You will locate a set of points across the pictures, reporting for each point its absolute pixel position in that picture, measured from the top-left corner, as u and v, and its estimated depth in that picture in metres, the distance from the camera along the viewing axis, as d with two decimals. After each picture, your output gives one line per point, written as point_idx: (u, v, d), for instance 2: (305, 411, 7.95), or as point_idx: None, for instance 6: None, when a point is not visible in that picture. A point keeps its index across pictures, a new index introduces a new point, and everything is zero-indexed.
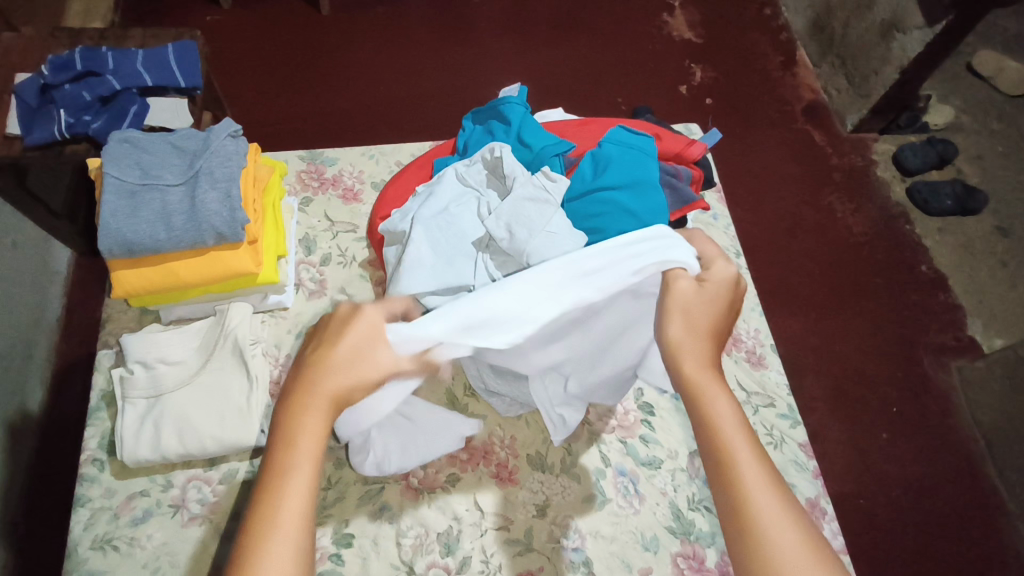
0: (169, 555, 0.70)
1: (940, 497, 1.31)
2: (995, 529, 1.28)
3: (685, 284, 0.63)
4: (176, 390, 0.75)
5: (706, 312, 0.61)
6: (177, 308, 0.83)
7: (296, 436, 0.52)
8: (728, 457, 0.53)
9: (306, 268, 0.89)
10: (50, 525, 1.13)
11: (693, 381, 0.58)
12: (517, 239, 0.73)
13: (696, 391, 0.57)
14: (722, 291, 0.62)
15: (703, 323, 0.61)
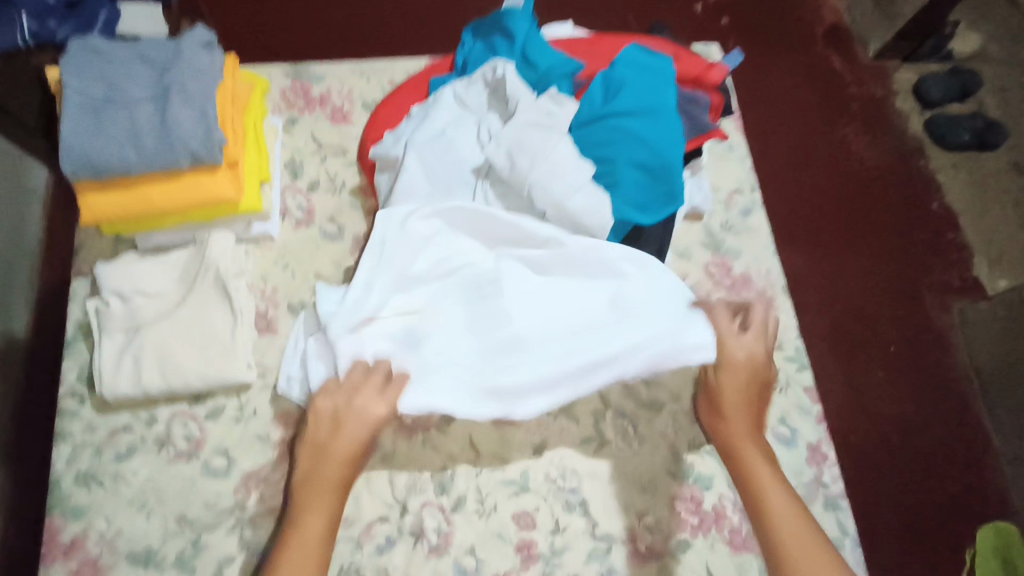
0: (156, 491, 0.69)
1: (930, 435, 1.32)
2: (980, 467, 1.30)
3: (734, 354, 0.71)
4: (155, 323, 0.71)
5: (745, 378, 0.71)
6: (154, 235, 0.76)
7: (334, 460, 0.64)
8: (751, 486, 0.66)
9: (291, 196, 0.82)
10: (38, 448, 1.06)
11: (743, 429, 0.69)
12: (519, 168, 0.69)
13: (744, 435, 0.69)
14: (760, 375, 0.71)
15: (742, 392, 0.70)
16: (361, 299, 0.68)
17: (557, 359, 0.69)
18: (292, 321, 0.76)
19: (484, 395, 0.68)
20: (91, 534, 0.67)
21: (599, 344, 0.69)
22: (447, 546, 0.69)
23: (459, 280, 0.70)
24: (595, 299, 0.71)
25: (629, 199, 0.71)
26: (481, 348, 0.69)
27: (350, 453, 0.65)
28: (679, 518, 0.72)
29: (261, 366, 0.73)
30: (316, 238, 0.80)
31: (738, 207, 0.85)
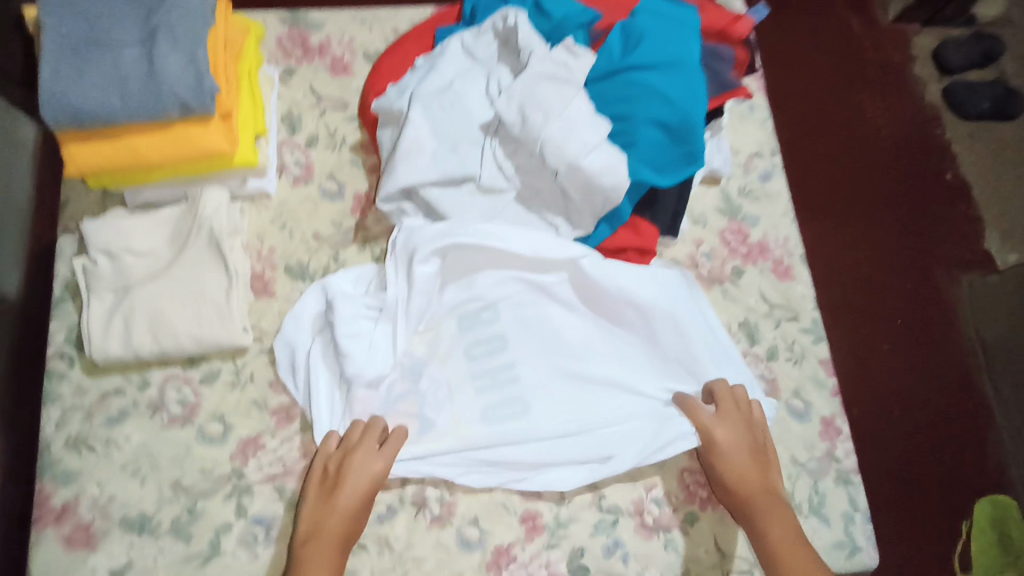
0: (149, 456, 0.66)
1: (933, 408, 1.28)
2: (982, 442, 1.27)
3: (717, 425, 0.68)
4: (146, 283, 0.67)
5: (741, 444, 0.67)
6: (144, 191, 0.72)
7: (322, 542, 0.61)
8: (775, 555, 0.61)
9: (289, 151, 0.78)
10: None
11: (753, 494, 0.65)
12: (531, 124, 0.65)
13: (759, 501, 0.64)
14: (753, 441, 0.68)
15: (742, 459, 0.66)
16: (368, 351, 0.67)
17: (559, 431, 0.69)
18: (290, 283, 0.72)
19: (477, 466, 0.68)
20: (82, 500, 0.65)
21: (598, 427, 0.70)
22: (449, 516, 0.67)
23: (464, 316, 0.72)
24: (593, 383, 0.72)
25: (647, 160, 0.66)
26: (484, 416, 0.69)
27: (339, 535, 0.61)
28: (687, 491, 0.70)
29: (258, 329, 0.71)
30: (314, 196, 0.76)
31: (757, 171, 0.81)
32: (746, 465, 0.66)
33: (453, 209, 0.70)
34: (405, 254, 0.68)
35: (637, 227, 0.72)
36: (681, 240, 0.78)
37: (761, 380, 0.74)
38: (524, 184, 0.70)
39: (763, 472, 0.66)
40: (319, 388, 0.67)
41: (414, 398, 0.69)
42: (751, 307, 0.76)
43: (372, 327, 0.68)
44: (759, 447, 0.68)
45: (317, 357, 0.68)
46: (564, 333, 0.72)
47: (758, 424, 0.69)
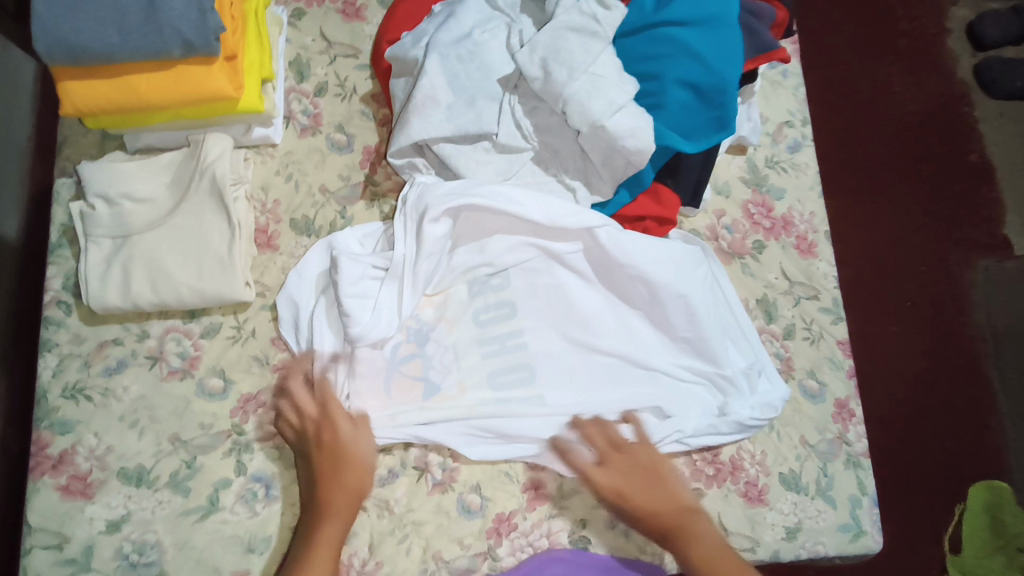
0: (148, 409, 0.65)
1: (936, 392, 1.22)
2: (982, 429, 1.22)
3: (603, 475, 0.64)
4: (145, 231, 0.65)
5: (637, 485, 0.63)
6: (144, 134, 0.69)
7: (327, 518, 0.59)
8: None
9: (297, 98, 0.74)
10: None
11: (671, 526, 0.62)
12: (554, 80, 0.61)
13: (677, 527, 0.62)
14: (648, 471, 0.64)
15: (643, 502, 0.63)
16: (373, 313, 0.64)
17: (568, 410, 0.67)
18: (295, 238, 0.70)
19: (480, 438, 0.66)
20: (80, 450, 0.64)
21: (606, 407, 0.68)
22: (452, 482, 0.66)
23: (475, 281, 0.70)
24: (603, 360, 0.70)
25: (674, 124, 0.63)
26: (489, 384, 0.67)
27: (348, 506, 0.60)
28: (694, 467, 0.69)
29: (260, 284, 0.68)
30: (322, 147, 0.72)
31: (787, 141, 0.77)
32: (651, 502, 0.63)
33: (468, 168, 0.67)
34: (416, 210, 0.65)
35: (658, 195, 0.69)
36: (702, 211, 0.75)
37: (776, 359, 0.72)
38: (542, 143, 0.68)
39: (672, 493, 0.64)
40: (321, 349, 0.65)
41: (419, 361, 0.67)
42: (771, 283, 0.74)
43: (378, 287, 0.65)
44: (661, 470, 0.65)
45: (321, 316, 0.66)
46: (576, 304, 0.69)
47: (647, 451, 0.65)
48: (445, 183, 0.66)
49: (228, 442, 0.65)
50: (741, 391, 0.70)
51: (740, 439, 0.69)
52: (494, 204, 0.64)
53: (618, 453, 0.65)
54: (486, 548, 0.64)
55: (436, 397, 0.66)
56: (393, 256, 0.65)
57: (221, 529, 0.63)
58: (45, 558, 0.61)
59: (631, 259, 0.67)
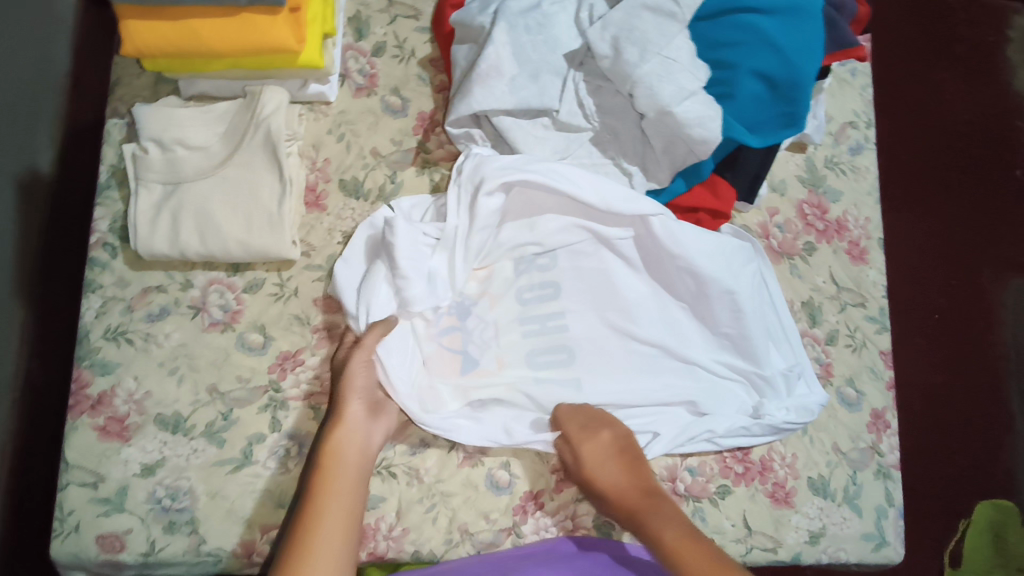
0: (187, 357, 0.65)
1: (953, 407, 1.17)
2: (996, 446, 1.16)
3: (585, 442, 0.63)
4: (196, 179, 0.64)
5: (612, 456, 0.63)
6: (200, 80, 0.68)
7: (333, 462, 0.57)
8: (674, 544, 0.55)
9: (354, 57, 0.72)
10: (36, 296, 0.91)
11: (637, 502, 0.60)
12: (624, 59, 0.59)
13: (642, 503, 0.60)
14: (619, 446, 0.64)
15: (613, 475, 0.62)
16: (425, 284, 0.63)
17: (603, 401, 0.67)
18: (343, 199, 0.69)
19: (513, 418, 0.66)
20: (119, 392, 0.64)
21: (640, 400, 0.67)
22: (482, 457, 0.66)
23: (521, 258, 0.69)
24: (641, 349, 0.69)
25: (741, 116, 0.61)
26: (527, 363, 0.67)
27: (355, 486, 0.57)
28: (724, 464, 0.69)
29: (306, 244, 0.68)
30: (376, 109, 0.71)
31: (849, 142, 0.76)
32: (620, 477, 0.62)
33: (525, 144, 0.65)
34: (471, 184, 0.64)
35: (715, 187, 0.68)
36: (756, 207, 0.73)
37: (816, 364, 0.71)
38: (603, 124, 0.67)
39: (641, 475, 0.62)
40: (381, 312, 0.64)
41: (459, 335, 0.67)
42: (818, 287, 0.72)
43: (430, 255, 0.64)
44: (635, 451, 0.64)
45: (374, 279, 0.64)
46: (620, 290, 0.69)
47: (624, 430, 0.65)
48: (502, 157, 0.65)
49: (265, 397, 0.65)
50: (778, 392, 0.69)
51: (773, 440, 0.68)
52: (550, 182, 0.63)
53: (599, 423, 0.64)
54: (510, 525, 0.65)
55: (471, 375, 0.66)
56: (445, 227, 0.65)
57: (253, 482, 0.63)
58: (81, 495, 0.62)
59: (682, 250, 0.66)
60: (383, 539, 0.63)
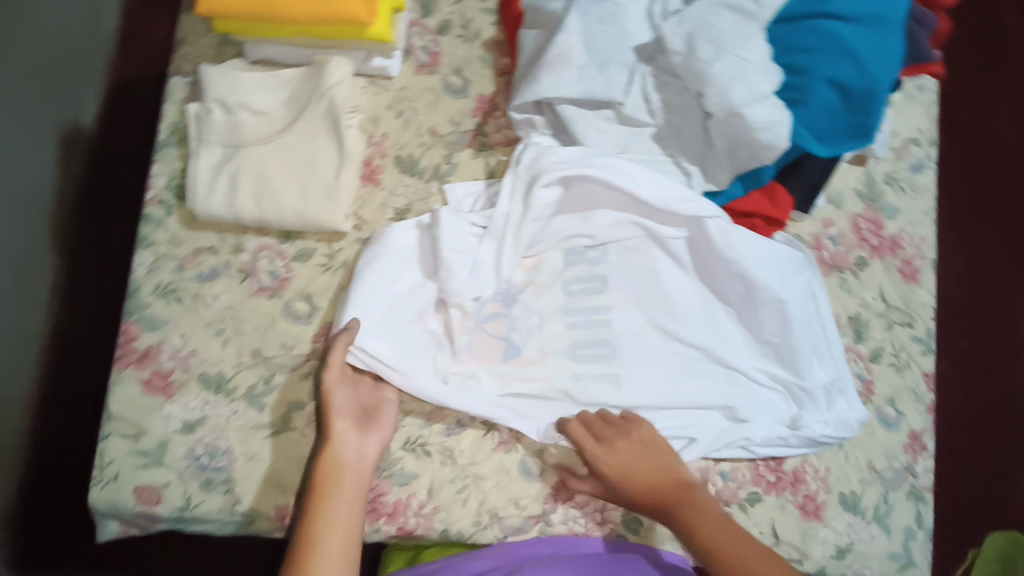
0: (234, 320, 0.66)
1: (965, 441, 1.09)
2: (1010, 487, 1.07)
3: (603, 454, 0.62)
4: (257, 145, 0.64)
5: (635, 458, 0.61)
6: (266, 46, 0.68)
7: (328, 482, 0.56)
8: (714, 541, 0.55)
9: (419, 34, 0.72)
10: (71, 259, 1.04)
11: (668, 496, 0.59)
12: (698, 57, 0.59)
13: (674, 496, 0.59)
14: (642, 445, 0.62)
15: (642, 476, 0.60)
16: (472, 270, 0.64)
17: (643, 401, 0.66)
18: (399, 175, 0.69)
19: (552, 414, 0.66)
20: (165, 348, 0.65)
21: (679, 401, 0.67)
22: (517, 443, 0.67)
23: (571, 250, 0.69)
24: (683, 352, 0.69)
25: (809, 124, 0.60)
26: (569, 355, 0.67)
27: (353, 503, 0.56)
28: (756, 471, 0.68)
29: (357, 218, 0.68)
30: (437, 88, 0.71)
31: (910, 159, 0.75)
32: (650, 475, 0.61)
33: (588, 135, 0.65)
34: (529, 176, 0.64)
35: (773, 194, 0.67)
36: (810, 217, 0.72)
37: (857, 380, 0.71)
38: (666, 122, 0.66)
39: (667, 465, 0.61)
40: (380, 330, 0.63)
41: (503, 321, 0.67)
42: (867, 303, 0.72)
43: (477, 244, 0.65)
44: (659, 443, 0.63)
45: (380, 286, 0.64)
46: (668, 289, 0.69)
47: (641, 424, 0.63)
48: (564, 150, 0.64)
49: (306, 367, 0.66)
50: (818, 405, 0.68)
51: (808, 453, 0.68)
52: (608, 177, 0.63)
53: (617, 428, 0.63)
54: (539, 512, 0.65)
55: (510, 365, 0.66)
56: (492, 214, 0.65)
57: (290, 448, 0.64)
58: (122, 446, 0.63)
59: (735, 254, 0.66)
60: (413, 516, 0.64)
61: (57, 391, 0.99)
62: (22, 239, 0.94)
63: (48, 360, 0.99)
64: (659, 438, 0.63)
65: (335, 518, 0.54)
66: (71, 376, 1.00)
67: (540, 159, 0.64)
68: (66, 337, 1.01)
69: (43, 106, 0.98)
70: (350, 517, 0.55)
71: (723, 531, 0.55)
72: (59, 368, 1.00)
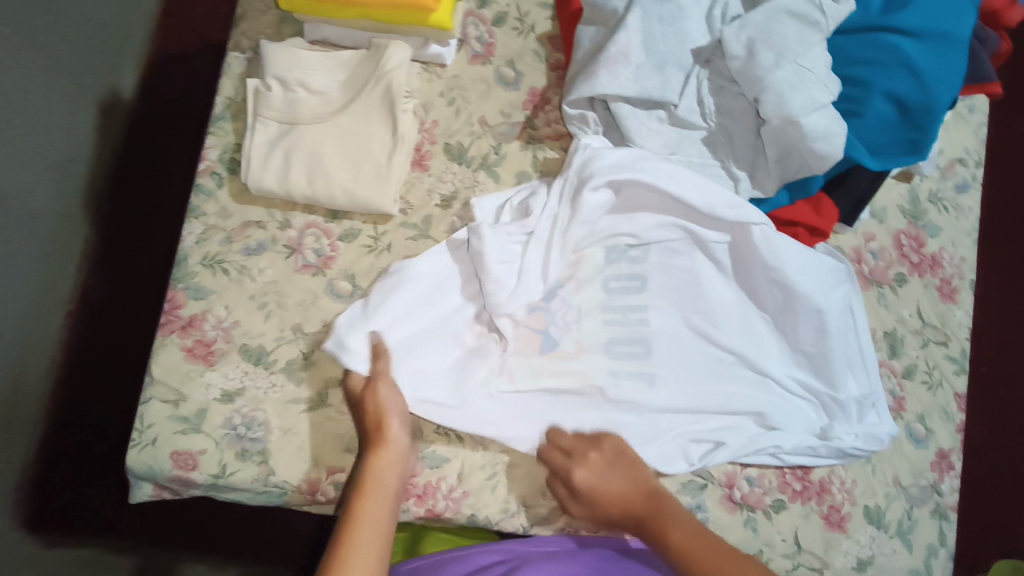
0: (277, 295, 0.67)
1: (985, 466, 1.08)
2: None
3: (576, 470, 0.62)
4: (312, 123, 0.65)
5: (604, 472, 0.62)
6: (326, 26, 0.69)
7: (370, 479, 0.56)
8: (685, 549, 0.55)
9: (474, 23, 0.73)
10: (104, 228, 1.06)
11: (640, 510, 0.60)
12: (759, 63, 0.59)
13: (645, 510, 0.59)
14: (613, 456, 0.63)
15: (611, 490, 0.61)
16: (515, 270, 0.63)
17: (676, 404, 0.67)
18: (447, 162, 0.70)
19: (586, 412, 0.66)
20: (209, 318, 0.66)
21: (713, 405, 0.68)
22: None
23: (612, 247, 0.70)
24: (717, 357, 0.69)
25: (863, 136, 0.61)
26: (607, 352, 0.67)
27: (390, 510, 0.55)
28: (783, 479, 0.69)
29: (404, 202, 0.69)
30: (489, 78, 0.72)
31: (955, 179, 0.75)
32: (619, 487, 0.61)
33: (640, 133, 0.65)
34: (576, 179, 0.65)
35: (819, 204, 0.67)
36: (852, 230, 0.72)
37: (889, 396, 0.71)
38: (719, 126, 0.66)
39: (636, 477, 0.61)
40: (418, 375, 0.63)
41: (542, 313, 0.67)
42: (903, 319, 0.72)
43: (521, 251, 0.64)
44: (625, 454, 0.63)
45: (406, 321, 0.63)
46: (707, 291, 0.69)
47: (608, 436, 0.64)
48: (615, 152, 0.64)
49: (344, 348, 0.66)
50: (849, 417, 0.69)
51: (836, 464, 0.68)
52: (656, 182, 0.63)
53: (586, 443, 0.63)
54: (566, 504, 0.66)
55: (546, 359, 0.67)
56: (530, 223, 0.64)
57: (326, 424, 0.65)
58: (162, 410, 0.64)
59: (778, 262, 0.66)
60: (442, 498, 0.64)
61: (81, 354, 1.02)
62: (54, 201, 0.95)
63: (74, 323, 1.02)
64: (627, 451, 0.63)
65: (373, 521, 0.53)
66: (96, 341, 1.03)
67: (589, 164, 0.64)
68: (93, 303, 1.04)
69: (86, 74, 1.00)
70: (385, 525, 0.54)
71: (693, 537, 0.56)
72: (84, 332, 1.03)
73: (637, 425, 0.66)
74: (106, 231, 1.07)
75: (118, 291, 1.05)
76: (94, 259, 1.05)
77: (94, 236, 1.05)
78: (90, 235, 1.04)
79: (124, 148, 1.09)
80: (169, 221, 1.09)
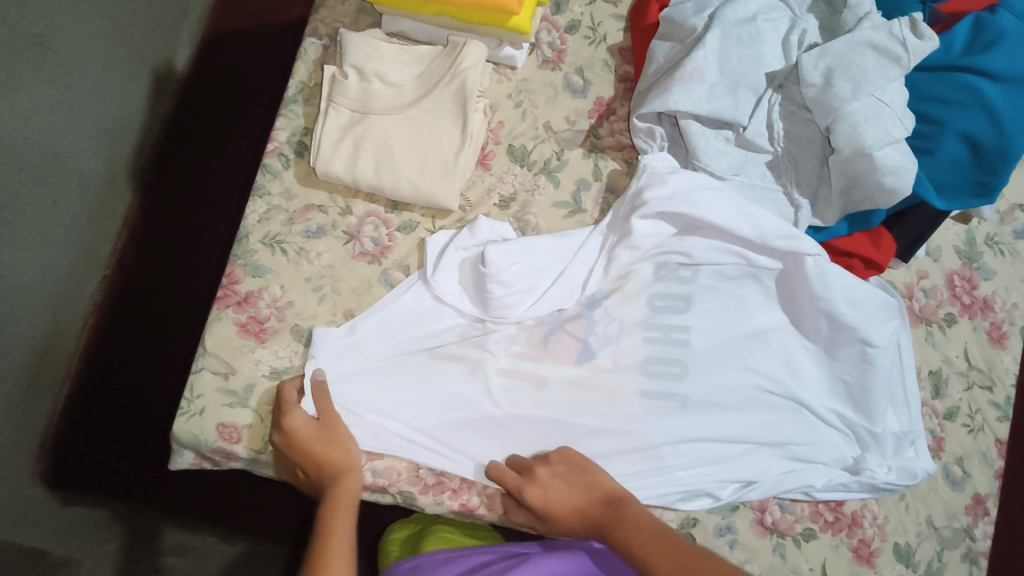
0: (333, 279, 0.68)
1: None
2: None
3: (532, 489, 0.60)
4: (384, 114, 0.66)
5: (559, 488, 0.61)
6: (405, 20, 0.70)
7: (343, 503, 0.59)
8: (641, 547, 0.55)
9: (547, 29, 0.74)
10: (143, 197, 1.08)
11: (598, 517, 0.59)
12: (834, 93, 0.59)
13: (602, 515, 0.59)
14: (564, 467, 0.62)
15: (568, 501, 0.61)
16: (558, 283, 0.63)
17: (714, 432, 0.67)
18: (510, 163, 0.70)
19: (622, 434, 0.66)
20: (265, 295, 0.66)
21: (748, 434, 0.68)
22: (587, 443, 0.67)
23: (661, 264, 0.70)
24: (753, 385, 0.69)
25: (932, 175, 0.62)
26: (641, 370, 0.67)
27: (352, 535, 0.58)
28: (815, 509, 0.68)
29: (465, 199, 0.69)
30: (556, 83, 0.73)
31: (1014, 223, 0.76)
32: (575, 496, 0.61)
33: (706, 151, 0.66)
34: (633, 200, 0.65)
35: (877, 238, 0.67)
36: (906, 267, 0.72)
37: (929, 436, 0.71)
38: (785, 152, 0.67)
39: (593, 483, 0.61)
40: (449, 435, 0.64)
41: (583, 324, 0.68)
42: (950, 360, 0.72)
43: (576, 260, 0.66)
44: (580, 462, 0.62)
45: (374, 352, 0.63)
46: (750, 316, 0.70)
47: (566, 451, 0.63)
48: (675, 178, 0.64)
49: None
50: (883, 451, 0.68)
51: (868, 498, 0.68)
52: (707, 214, 0.64)
53: (536, 462, 0.62)
54: None
55: (585, 375, 0.67)
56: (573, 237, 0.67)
57: None
58: (211, 381, 0.64)
59: (827, 293, 0.66)
60: (477, 494, 0.64)
61: (113, 318, 1.04)
62: (100, 165, 0.96)
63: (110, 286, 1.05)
64: (579, 457, 0.63)
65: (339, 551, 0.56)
66: (128, 307, 1.05)
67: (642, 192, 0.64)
68: (129, 270, 1.06)
69: (145, 45, 1.01)
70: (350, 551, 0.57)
71: (648, 530, 0.56)
72: (117, 295, 1.05)
73: (671, 453, 0.66)
74: (151, 201, 1.08)
75: (153, 259, 1.07)
76: (134, 225, 1.07)
77: (135, 204, 1.07)
78: (130, 202, 1.06)
79: (174, 122, 1.11)
80: (208, 193, 1.10)
